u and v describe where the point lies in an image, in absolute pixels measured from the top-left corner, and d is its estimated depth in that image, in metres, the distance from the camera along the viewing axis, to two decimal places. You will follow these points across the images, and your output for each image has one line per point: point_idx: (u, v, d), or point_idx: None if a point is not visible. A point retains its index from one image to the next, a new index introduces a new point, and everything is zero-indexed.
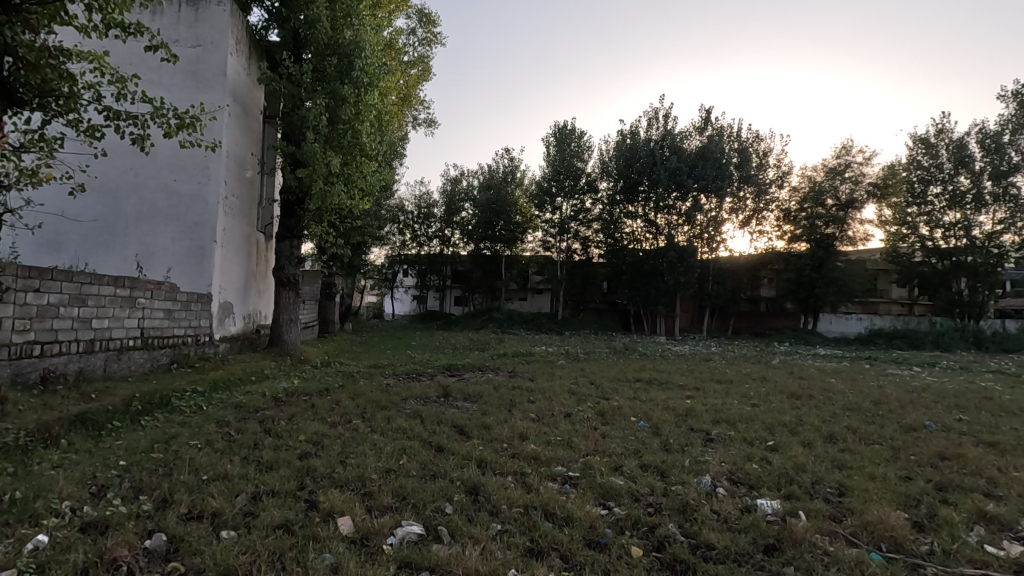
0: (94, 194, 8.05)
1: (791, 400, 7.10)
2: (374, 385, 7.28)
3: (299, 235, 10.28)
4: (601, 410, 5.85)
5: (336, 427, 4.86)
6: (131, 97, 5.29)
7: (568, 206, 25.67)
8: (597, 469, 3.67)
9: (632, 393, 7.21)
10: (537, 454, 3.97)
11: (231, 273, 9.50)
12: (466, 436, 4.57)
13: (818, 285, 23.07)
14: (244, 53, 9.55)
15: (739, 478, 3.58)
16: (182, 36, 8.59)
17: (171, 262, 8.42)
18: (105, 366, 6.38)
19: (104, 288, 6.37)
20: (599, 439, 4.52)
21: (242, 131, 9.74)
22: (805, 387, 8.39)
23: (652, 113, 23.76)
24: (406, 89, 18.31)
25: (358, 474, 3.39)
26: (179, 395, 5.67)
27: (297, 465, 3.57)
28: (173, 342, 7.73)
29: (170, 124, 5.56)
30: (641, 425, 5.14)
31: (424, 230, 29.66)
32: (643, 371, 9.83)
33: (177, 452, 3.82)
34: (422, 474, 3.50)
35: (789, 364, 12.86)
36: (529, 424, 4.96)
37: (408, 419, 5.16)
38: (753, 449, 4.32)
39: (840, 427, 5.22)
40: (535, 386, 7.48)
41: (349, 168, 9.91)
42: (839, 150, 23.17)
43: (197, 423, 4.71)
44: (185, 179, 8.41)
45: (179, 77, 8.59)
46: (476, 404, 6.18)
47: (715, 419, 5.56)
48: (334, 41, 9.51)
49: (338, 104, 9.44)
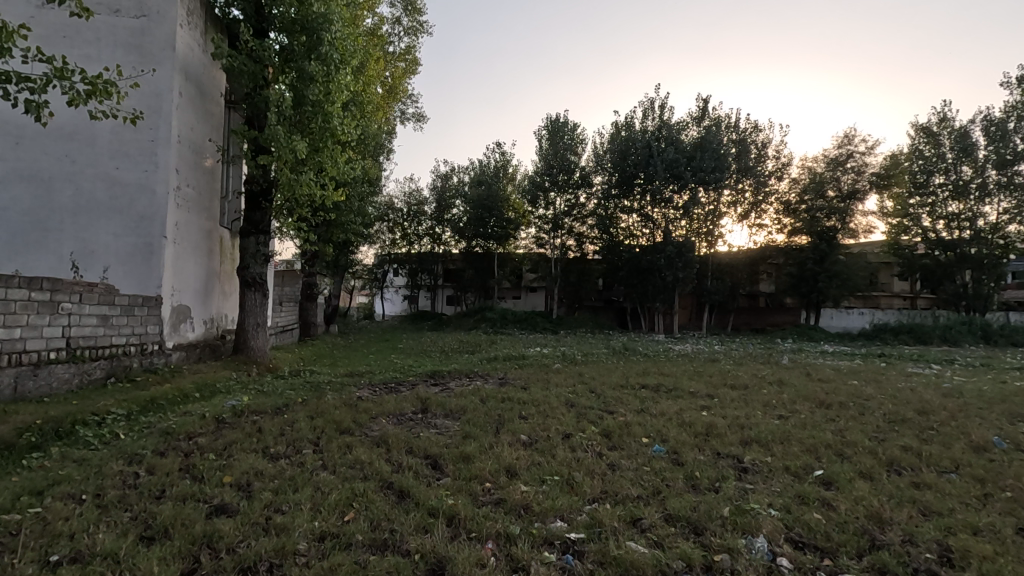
0: (23, 184, 6.97)
1: (822, 409, 6.20)
2: (341, 400, 6.27)
3: (266, 229, 9.25)
4: (606, 429, 4.89)
5: (278, 461, 3.87)
6: (21, 55, 4.19)
7: (562, 201, 24.69)
8: (610, 526, 2.72)
9: (639, 404, 6.28)
10: (528, 501, 3.03)
11: (186, 273, 8.46)
12: (440, 473, 3.62)
13: (821, 279, 22.16)
14: (198, 28, 8.53)
15: (800, 536, 2.66)
16: (123, 4, 7.47)
17: (111, 260, 7.34)
18: (15, 386, 5.39)
19: (14, 292, 5.37)
20: (607, 475, 3.56)
21: (199, 115, 8.71)
22: (829, 392, 7.45)
23: (648, 103, 22.84)
24: (391, 80, 17.27)
25: (281, 543, 2.46)
26: (96, 419, 4.68)
27: (197, 530, 2.59)
28: (110, 352, 6.67)
29: (76, 90, 4.44)
30: (656, 450, 4.21)
31: (414, 228, 28.56)
32: (648, 375, 8.85)
33: (43, 511, 2.83)
34: (368, 543, 2.54)
35: (801, 362, 11.97)
36: (520, 453, 4.01)
37: (371, 448, 4.18)
38: (803, 486, 3.38)
39: (898, 448, 4.30)
40: (527, 396, 6.51)
41: (320, 155, 8.89)
42: (841, 140, 22.33)
43: (98, 460, 3.73)
44: (129, 166, 7.41)
45: (121, 51, 7.52)
46: (460, 422, 5.20)
47: (744, 439, 4.62)
48: (300, 13, 8.43)
49: (305, 83, 8.40)
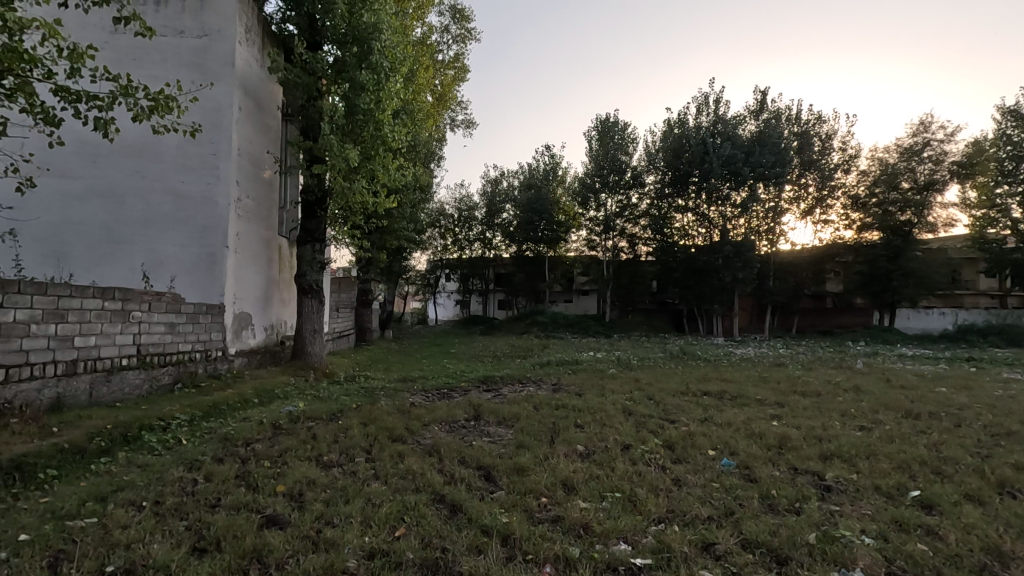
0: (98, 200, 7.38)
1: (909, 419, 5.64)
2: (394, 406, 6.24)
3: (321, 238, 9.43)
4: (669, 440, 4.59)
5: (331, 470, 3.82)
6: (90, 75, 4.36)
7: (613, 203, 24.01)
8: (680, 552, 2.48)
9: (702, 413, 5.92)
10: (588, 520, 2.82)
11: (247, 281, 8.73)
12: (494, 486, 3.47)
13: (895, 278, 20.63)
14: (256, 44, 8.82)
15: (902, 571, 2.32)
16: (186, 25, 7.83)
17: (177, 270, 7.67)
18: (91, 391, 5.64)
19: (89, 301, 5.64)
20: (673, 492, 3.29)
21: (258, 128, 9.01)
22: (915, 401, 6.79)
23: (702, 98, 22.07)
24: (441, 88, 17.47)
25: (331, 560, 2.37)
26: (161, 424, 4.82)
27: (247, 542, 2.53)
28: (177, 358, 6.94)
29: (140, 106, 4.59)
30: (725, 464, 3.91)
31: (464, 233, 28.80)
32: (709, 381, 8.40)
33: (104, 518, 2.86)
34: (419, 563, 2.40)
35: (878, 367, 11.12)
36: (578, 465, 3.79)
37: (423, 458, 4.08)
38: (900, 509, 3.01)
39: (1007, 466, 3.79)
40: (583, 403, 6.26)
41: (372, 163, 8.97)
42: (916, 128, 20.95)
43: (160, 465, 3.81)
44: (193, 180, 7.72)
45: (184, 70, 7.86)
46: (513, 430, 5.05)
47: (823, 454, 4.22)
48: (352, 25, 8.57)
49: (357, 93, 8.51)
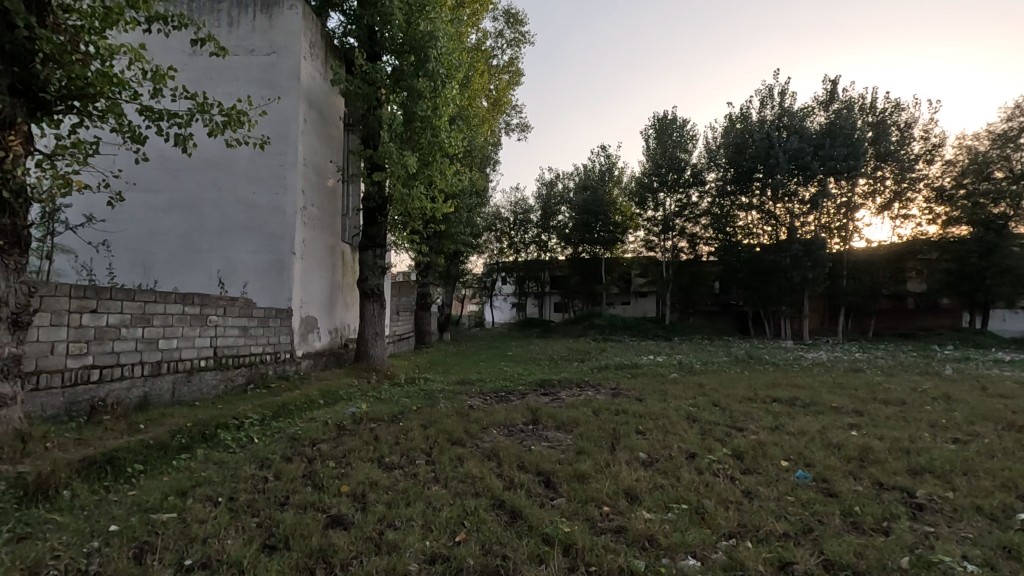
0: (180, 212, 7.90)
1: (1011, 433, 5.11)
2: (452, 409, 6.29)
3: (382, 243, 9.68)
4: (737, 449, 4.37)
5: (392, 471, 3.87)
6: (171, 95, 4.64)
7: (672, 202, 23.40)
8: (754, 570, 2.33)
9: (772, 420, 5.61)
10: (654, 532, 2.70)
11: (313, 286, 9.08)
12: (554, 493, 3.40)
13: (988, 276, 18.93)
14: (319, 58, 9.17)
15: None
16: (257, 44, 8.25)
17: (249, 277, 8.08)
18: (173, 391, 6.02)
19: (171, 306, 6.02)
20: (744, 505, 3.11)
21: (322, 139, 9.36)
22: (1017, 411, 6.16)
23: (766, 90, 21.11)
24: (495, 93, 17.60)
25: (392, 563, 2.38)
26: (235, 423, 5.06)
27: (313, 542, 2.59)
28: (249, 360, 7.30)
29: (215, 122, 4.85)
30: (800, 476, 3.66)
31: (520, 236, 28.89)
32: (779, 387, 7.97)
33: (185, 512, 3.02)
34: (479, 570, 2.38)
35: (970, 374, 10.19)
36: (641, 473, 3.67)
37: (482, 462, 4.06)
38: (1008, 533, 2.70)
39: None
40: (644, 409, 6.06)
41: (429, 169, 9.12)
42: (1011, 112, 19.16)
43: (234, 463, 4.00)
44: (264, 190, 8.11)
45: (255, 87, 8.28)
46: (573, 436, 4.96)
47: (911, 468, 3.88)
48: (408, 34, 8.75)
49: (414, 101, 8.68)
